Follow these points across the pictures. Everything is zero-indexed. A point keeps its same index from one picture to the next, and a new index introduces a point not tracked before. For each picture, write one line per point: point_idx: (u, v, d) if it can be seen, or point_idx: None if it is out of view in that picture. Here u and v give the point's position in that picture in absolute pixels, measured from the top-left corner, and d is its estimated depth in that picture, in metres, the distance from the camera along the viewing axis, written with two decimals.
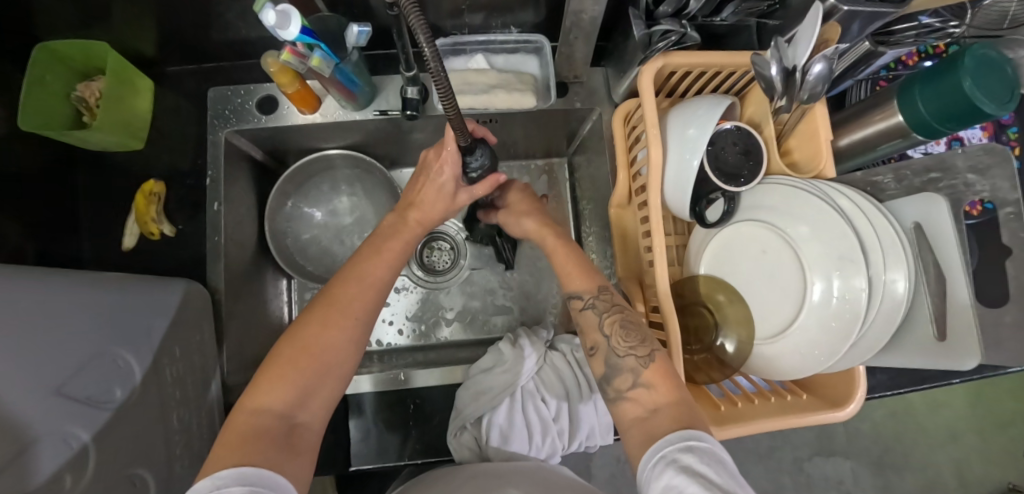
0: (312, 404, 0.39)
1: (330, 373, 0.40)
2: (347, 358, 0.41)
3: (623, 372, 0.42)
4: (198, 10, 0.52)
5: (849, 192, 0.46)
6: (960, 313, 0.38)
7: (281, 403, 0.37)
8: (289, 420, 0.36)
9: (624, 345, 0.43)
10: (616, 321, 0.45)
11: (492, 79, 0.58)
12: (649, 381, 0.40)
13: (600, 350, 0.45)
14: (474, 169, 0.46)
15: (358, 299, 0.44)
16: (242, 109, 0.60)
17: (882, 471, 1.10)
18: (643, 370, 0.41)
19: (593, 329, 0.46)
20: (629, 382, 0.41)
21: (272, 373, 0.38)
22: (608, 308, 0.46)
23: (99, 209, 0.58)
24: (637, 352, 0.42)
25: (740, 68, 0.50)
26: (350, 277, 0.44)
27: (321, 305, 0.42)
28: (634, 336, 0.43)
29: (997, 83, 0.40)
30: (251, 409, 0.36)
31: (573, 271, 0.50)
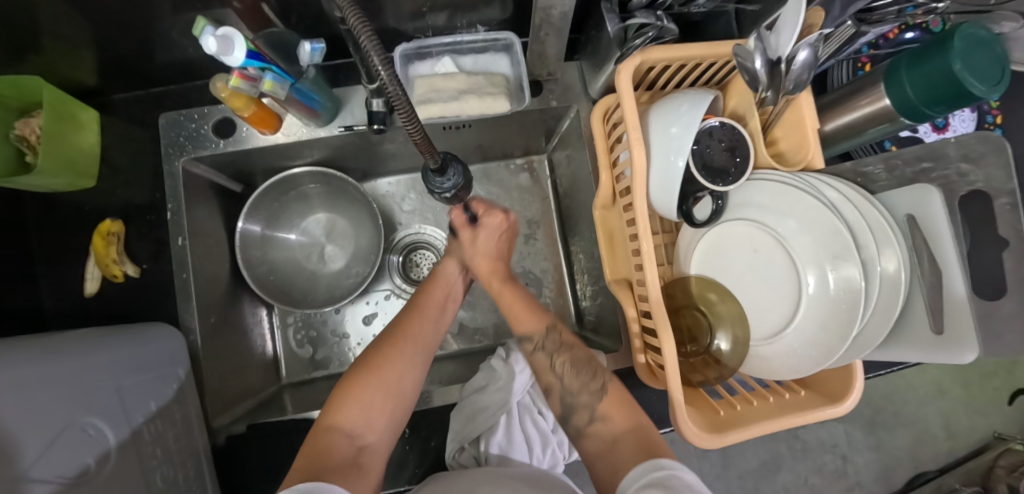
0: (378, 425, 0.41)
1: (393, 395, 0.43)
2: (410, 382, 0.44)
3: (579, 409, 0.44)
4: (135, 34, 0.48)
5: (837, 184, 0.44)
6: (956, 307, 0.37)
7: (350, 424, 0.40)
8: (356, 442, 0.39)
9: (577, 383, 0.46)
10: (567, 361, 0.48)
11: (461, 83, 0.54)
12: (604, 414, 0.42)
13: (554, 390, 0.47)
14: (446, 190, 0.42)
15: (420, 331, 0.49)
16: (197, 134, 0.56)
17: (874, 429, 0.86)
18: (599, 404, 0.43)
19: (546, 372, 0.49)
20: (587, 416, 0.43)
21: (344, 395, 0.42)
22: (558, 349, 0.49)
23: (59, 255, 0.55)
24: (591, 388, 0.45)
25: (721, 58, 0.47)
26: (413, 316, 0.50)
27: (391, 333, 0.47)
28: (585, 373, 0.46)
29: (988, 63, 0.38)
30: (328, 427, 0.40)
31: (523, 311, 0.53)
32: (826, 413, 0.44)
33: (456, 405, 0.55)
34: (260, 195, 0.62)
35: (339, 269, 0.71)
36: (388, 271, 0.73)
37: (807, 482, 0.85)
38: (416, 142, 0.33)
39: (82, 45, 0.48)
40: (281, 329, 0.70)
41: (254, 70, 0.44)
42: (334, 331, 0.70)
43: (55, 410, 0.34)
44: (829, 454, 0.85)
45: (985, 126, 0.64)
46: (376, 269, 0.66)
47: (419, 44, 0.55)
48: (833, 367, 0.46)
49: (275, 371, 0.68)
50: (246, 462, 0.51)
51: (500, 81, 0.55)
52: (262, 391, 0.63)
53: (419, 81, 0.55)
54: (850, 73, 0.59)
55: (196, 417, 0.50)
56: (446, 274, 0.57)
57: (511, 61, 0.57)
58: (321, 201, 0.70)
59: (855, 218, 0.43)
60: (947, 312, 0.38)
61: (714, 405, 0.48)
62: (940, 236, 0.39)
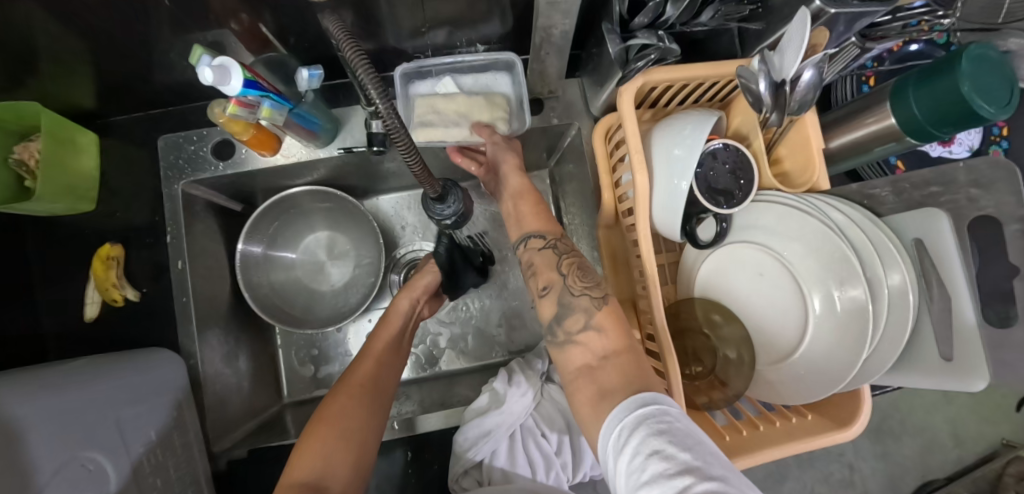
0: (341, 471, 0.40)
1: (351, 445, 0.42)
2: (368, 425, 0.44)
3: (575, 311, 0.42)
4: (135, 59, 0.48)
5: (843, 206, 0.43)
6: (966, 334, 0.37)
7: (310, 475, 0.38)
8: (318, 487, 0.37)
9: (579, 284, 0.43)
10: (575, 263, 0.45)
11: (461, 104, 0.54)
12: (599, 323, 0.41)
13: (554, 288, 0.44)
14: (446, 216, 0.42)
15: (371, 376, 0.49)
16: (197, 156, 0.56)
17: (879, 436, 0.81)
18: (596, 311, 0.41)
19: (550, 268, 0.46)
20: (581, 322, 0.41)
21: (305, 444, 0.41)
22: (568, 251, 0.47)
23: (61, 280, 0.55)
24: (592, 293, 0.42)
25: (725, 78, 0.47)
26: (364, 360, 0.51)
27: (343, 383, 0.48)
28: (591, 278, 0.43)
29: (996, 84, 0.37)
30: (288, 480, 0.38)
31: (536, 215, 0.51)
32: (834, 439, 0.43)
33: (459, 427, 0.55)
34: (260, 215, 0.62)
35: (341, 286, 0.71)
36: (389, 288, 0.72)
37: (813, 492, 0.80)
38: (415, 171, 0.32)
39: (81, 70, 0.48)
40: (282, 347, 0.70)
41: (253, 98, 0.43)
42: (336, 349, 0.70)
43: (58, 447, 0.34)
44: (836, 463, 0.79)
45: (991, 138, 0.63)
46: (377, 287, 0.65)
47: (419, 63, 0.55)
48: (841, 392, 0.45)
49: (277, 391, 0.67)
50: (248, 479, 0.53)
51: (498, 101, 0.54)
52: (264, 411, 0.63)
53: (420, 102, 0.54)
54: (855, 88, 0.58)
55: (197, 443, 0.50)
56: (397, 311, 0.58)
57: (512, 81, 0.56)
58: (322, 219, 0.70)
59: (861, 240, 0.42)
60: (956, 339, 0.37)
61: (721, 430, 0.47)
62: (949, 261, 0.38)
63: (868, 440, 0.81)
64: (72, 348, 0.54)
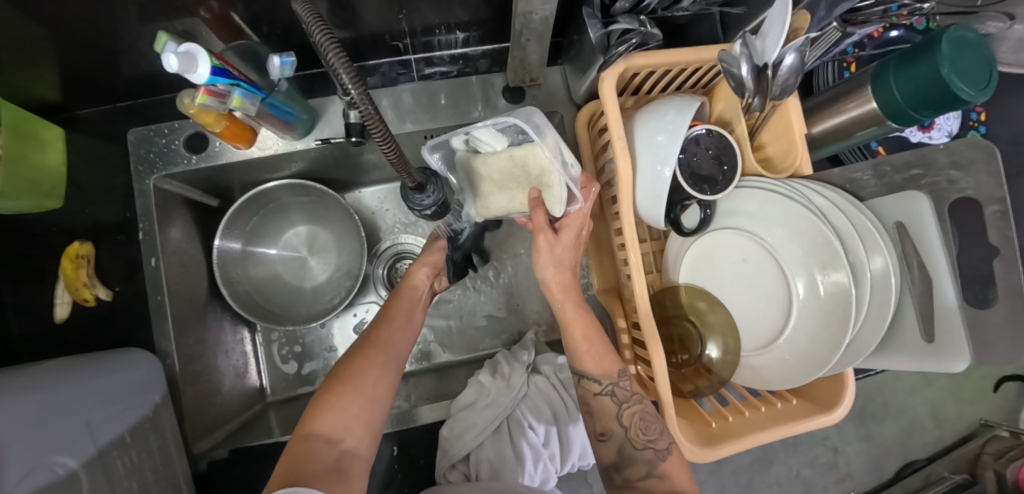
0: (359, 431, 0.39)
1: (369, 406, 0.41)
2: (386, 389, 0.44)
3: (637, 463, 0.42)
4: (100, 50, 0.46)
5: (825, 190, 0.43)
6: (947, 316, 0.37)
7: (329, 431, 0.38)
8: (337, 447, 0.37)
9: (642, 437, 0.43)
10: (635, 413, 0.44)
11: (507, 171, 0.46)
12: (663, 473, 0.42)
13: (613, 437, 0.44)
14: (426, 206, 0.41)
15: (389, 341, 0.48)
16: (168, 150, 0.54)
17: (863, 420, 0.82)
18: (660, 462, 0.42)
19: (610, 417, 0.45)
20: (643, 471, 0.42)
21: (324, 400, 0.40)
22: (628, 398, 0.45)
23: (29, 280, 0.53)
24: (655, 445, 0.42)
25: (706, 63, 0.46)
26: (382, 326, 0.50)
27: (361, 346, 0.47)
28: (654, 430, 0.42)
29: (974, 66, 0.37)
30: (306, 434, 0.38)
31: (591, 350, 0.46)
32: (819, 422, 0.44)
33: (445, 422, 0.55)
34: (237, 209, 0.60)
35: (323, 281, 0.69)
36: (373, 284, 0.71)
37: (799, 476, 0.81)
38: (389, 160, 0.32)
39: (44, 63, 0.46)
40: (264, 344, 0.68)
41: (223, 86, 0.42)
42: (320, 345, 0.68)
43: (27, 449, 0.33)
44: (822, 446, 0.81)
45: (970, 123, 0.64)
46: (359, 282, 0.64)
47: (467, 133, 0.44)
48: (824, 376, 0.45)
49: (259, 390, 0.66)
50: (227, 480, 0.52)
51: (537, 160, 0.44)
52: (246, 411, 0.62)
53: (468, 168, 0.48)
54: (836, 74, 0.58)
55: (175, 446, 0.48)
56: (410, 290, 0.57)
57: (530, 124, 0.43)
58: (302, 213, 0.69)
59: (843, 224, 0.42)
60: (937, 321, 0.38)
61: (706, 417, 0.47)
62: (929, 242, 0.39)
63: (852, 423, 0.82)
64: (43, 350, 0.52)
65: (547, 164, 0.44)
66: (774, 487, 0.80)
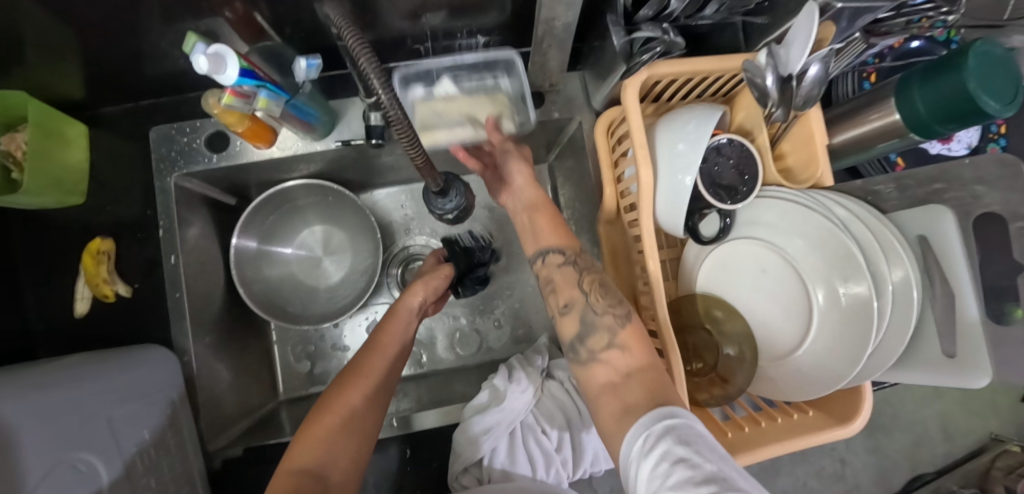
0: (342, 462, 0.40)
1: (354, 436, 0.41)
2: (371, 418, 0.44)
3: (597, 331, 0.39)
4: (125, 48, 0.46)
5: (845, 201, 0.43)
6: (969, 332, 0.37)
7: (313, 463, 0.38)
8: (320, 480, 0.37)
9: (602, 302, 0.41)
10: (596, 280, 0.43)
11: (460, 103, 0.55)
12: (624, 343, 0.38)
13: (574, 307, 0.42)
14: (447, 211, 0.41)
15: (379, 367, 0.47)
16: (189, 149, 0.55)
17: (873, 432, 0.81)
18: (620, 330, 0.38)
19: (570, 284, 0.42)
20: (604, 341, 0.39)
21: (309, 432, 0.41)
22: (588, 268, 0.44)
23: (49, 276, 0.54)
24: (615, 310, 0.40)
25: (729, 72, 0.46)
26: (375, 349, 0.49)
27: (351, 372, 0.46)
28: (612, 295, 0.41)
29: (1002, 81, 0.37)
30: (288, 469, 0.38)
31: (552, 225, 0.47)
32: (836, 434, 0.43)
33: (459, 425, 0.55)
34: (255, 208, 0.61)
35: (337, 281, 0.70)
36: (386, 285, 0.72)
37: (808, 486, 0.80)
38: (416, 164, 0.33)
39: (70, 60, 0.47)
40: (277, 343, 0.69)
41: (249, 87, 0.42)
42: (334, 345, 0.69)
43: (50, 446, 0.33)
44: (829, 456, 0.80)
45: (990, 135, 0.63)
46: (373, 283, 0.64)
47: (419, 68, 0.54)
48: (842, 388, 0.45)
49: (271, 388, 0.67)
50: (242, 478, 0.52)
51: (499, 100, 0.55)
52: (259, 408, 0.62)
53: (420, 107, 0.54)
54: (856, 85, 0.58)
55: (190, 443, 0.49)
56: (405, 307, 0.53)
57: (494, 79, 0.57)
58: (318, 214, 0.69)
59: (865, 236, 0.42)
60: (960, 336, 0.38)
61: (722, 427, 0.47)
62: (953, 255, 0.38)
63: (862, 435, 0.81)
64: (60, 346, 0.53)
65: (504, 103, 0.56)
66: None
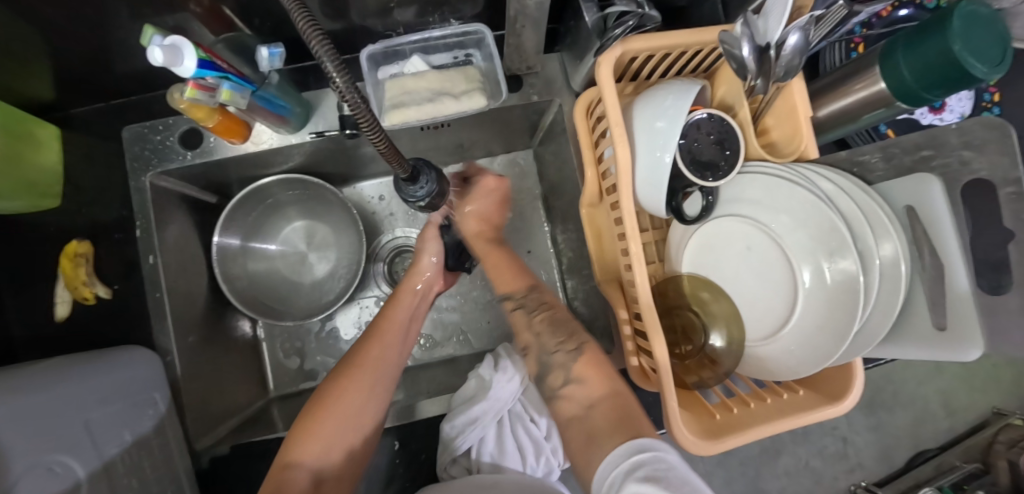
0: (335, 459, 0.41)
1: (351, 430, 0.42)
2: (369, 412, 0.44)
3: (553, 369, 0.44)
4: (90, 48, 0.45)
5: (829, 173, 0.42)
6: (959, 302, 0.36)
7: (308, 460, 0.40)
8: (315, 478, 0.40)
9: (553, 341, 0.46)
10: (544, 319, 0.48)
11: (433, 80, 0.53)
12: (580, 377, 0.42)
13: (532, 349, 0.47)
14: (420, 198, 0.40)
15: (377, 359, 0.47)
16: (163, 147, 0.54)
17: (873, 410, 0.80)
18: (575, 365, 0.43)
19: (524, 329, 0.49)
20: (562, 378, 0.43)
21: (305, 426, 0.42)
22: (537, 307, 0.50)
23: (29, 281, 0.53)
24: (566, 347, 0.45)
25: (707, 45, 0.45)
26: (373, 340, 0.49)
27: (348, 363, 0.46)
28: (562, 332, 0.46)
29: (988, 41, 0.35)
30: (285, 463, 0.40)
31: (504, 271, 0.54)
32: (826, 413, 0.42)
33: (446, 415, 0.55)
34: (235, 205, 0.60)
35: (323, 277, 0.69)
36: (373, 278, 0.71)
37: (809, 466, 0.80)
38: (380, 151, 0.31)
39: (36, 65, 0.46)
40: (266, 341, 0.69)
41: (211, 80, 0.42)
42: (325, 336, 0.69)
43: (24, 448, 0.33)
44: (831, 436, 0.79)
45: (983, 104, 0.63)
46: (359, 276, 0.64)
47: (388, 44, 0.53)
48: (832, 366, 0.44)
49: (261, 384, 0.66)
50: (231, 476, 0.52)
51: (469, 72, 0.54)
52: (249, 406, 0.62)
53: (391, 84, 0.53)
54: (842, 55, 0.57)
55: (174, 442, 0.48)
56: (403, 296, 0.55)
57: (469, 56, 0.56)
58: (299, 209, 0.69)
59: (850, 207, 0.41)
60: (949, 307, 0.36)
61: (710, 409, 0.46)
62: (940, 226, 0.37)
63: (862, 413, 0.80)
64: (43, 350, 0.52)
65: (475, 75, 0.54)
66: (782, 477, 0.79)
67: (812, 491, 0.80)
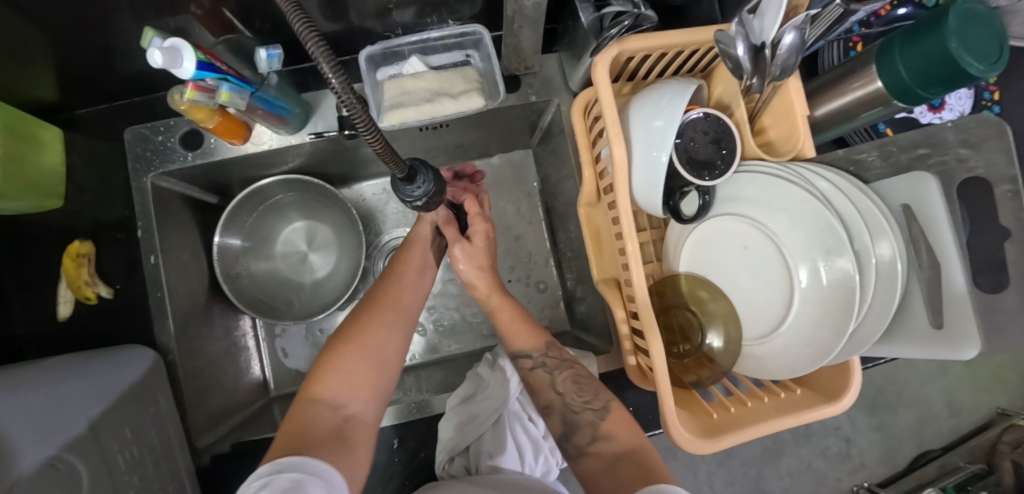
0: (361, 394, 0.41)
1: (377, 363, 0.43)
2: (392, 349, 0.45)
3: (581, 428, 0.44)
4: (92, 50, 0.46)
5: (825, 173, 0.42)
6: (956, 301, 0.36)
7: (332, 394, 0.40)
8: (341, 413, 0.39)
9: (579, 400, 0.46)
10: (568, 378, 0.48)
11: (431, 80, 0.53)
12: (608, 432, 0.43)
13: (555, 408, 0.47)
14: (417, 198, 0.40)
15: (396, 301, 0.50)
16: (165, 147, 0.54)
17: (875, 409, 0.80)
18: (602, 423, 0.44)
19: (547, 389, 0.48)
20: (589, 436, 0.44)
21: (330, 360, 0.42)
22: (558, 367, 0.49)
23: (33, 281, 0.54)
24: (593, 405, 0.45)
25: (704, 45, 0.45)
26: (390, 282, 0.52)
27: (367, 306, 0.49)
28: (588, 390, 0.46)
29: (986, 39, 0.35)
30: (310, 397, 0.40)
31: (517, 331, 0.53)
32: (823, 412, 0.42)
33: (444, 414, 0.55)
34: (235, 207, 0.61)
35: (324, 276, 0.70)
36: (373, 278, 0.72)
37: (810, 466, 0.79)
38: (377, 152, 0.30)
39: (40, 66, 0.46)
40: (267, 341, 0.69)
41: (211, 81, 0.42)
42: (326, 336, 0.70)
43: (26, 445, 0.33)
44: (834, 436, 0.79)
45: (982, 103, 0.63)
46: (359, 276, 0.64)
47: (386, 45, 0.53)
48: (829, 365, 0.44)
49: (264, 385, 0.67)
50: (231, 475, 0.52)
51: (467, 73, 0.54)
52: (248, 406, 0.62)
53: (389, 85, 0.53)
54: (841, 53, 0.57)
55: (176, 441, 0.49)
56: (419, 237, 0.58)
57: (468, 56, 0.56)
58: (300, 210, 0.69)
59: (846, 207, 0.41)
60: (945, 307, 0.36)
61: (708, 408, 0.46)
62: (937, 224, 0.37)
63: (864, 413, 0.80)
64: (46, 349, 0.53)
65: (474, 76, 0.54)
66: (784, 477, 0.79)
67: (814, 491, 0.79)
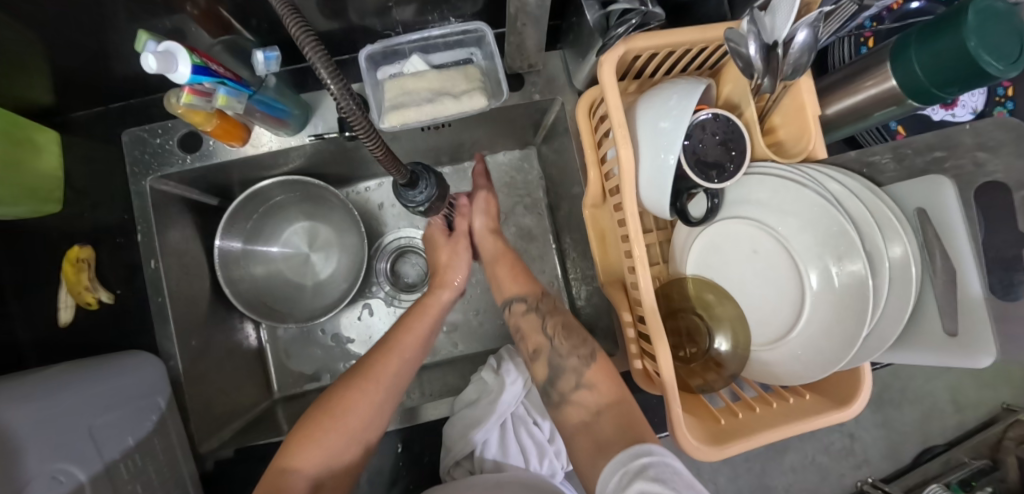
0: (335, 468, 0.43)
1: (354, 439, 0.44)
2: (371, 423, 0.45)
3: (565, 373, 0.46)
4: (86, 52, 0.45)
5: (838, 175, 0.41)
6: (971, 308, 0.35)
7: (309, 467, 0.41)
8: (314, 483, 0.41)
9: (566, 346, 0.48)
10: (557, 324, 0.51)
11: (433, 80, 0.52)
12: (590, 383, 0.45)
13: (543, 352, 0.49)
14: (420, 203, 0.40)
15: (393, 369, 0.48)
16: (163, 150, 0.54)
17: (880, 407, 0.79)
18: (586, 371, 0.45)
19: (535, 331, 0.51)
20: (573, 383, 0.45)
21: (310, 432, 0.43)
22: (549, 311, 0.53)
23: (33, 286, 0.54)
24: (579, 353, 0.47)
25: (714, 42, 0.43)
26: (390, 350, 0.49)
27: (364, 368, 0.48)
28: (575, 336, 0.48)
29: (1005, 36, 0.34)
30: (286, 464, 0.41)
31: (514, 278, 0.57)
32: (832, 419, 0.42)
33: (448, 418, 0.54)
34: (236, 209, 0.60)
35: (325, 277, 0.69)
36: (375, 277, 0.71)
37: (814, 462, 0.79)
38: (377, 157, 0.30)
39: (34, 70, 0.45)
40: (269, 341, 0.69)
41: (208, 85, 0.41)
42: (329, 338, 0.69)
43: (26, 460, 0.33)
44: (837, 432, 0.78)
45: (996, 99, 0.62)
46: (362, 277, 0.64)
47: (386, 44, 0.52)
48: (839, 370, 0.44)
49: (266, 385, 0.67)
50: (234, 478, 0.52)
51: (469, 71, 0.53)
52: (252, 407, 0.62)
53: (391, 85, 0.52)
54: (853, 50, 0.55)
55: (179, 445, 0.49)
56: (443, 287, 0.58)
57: (470, 54, 0.55)
58: (300, 211, 0.69)
59: (859, 211, 0.40)
60: (961, 313, 0.35)
61: (716, 414, 0.46)
62: (951, 228, 0.36)
63: (869, 410, 0.79)
64: (49, 355, 0.53)
65: (477, 74, 0.53)
66: (788, 474, 0.79)
67: (818, 488, 0.79)
